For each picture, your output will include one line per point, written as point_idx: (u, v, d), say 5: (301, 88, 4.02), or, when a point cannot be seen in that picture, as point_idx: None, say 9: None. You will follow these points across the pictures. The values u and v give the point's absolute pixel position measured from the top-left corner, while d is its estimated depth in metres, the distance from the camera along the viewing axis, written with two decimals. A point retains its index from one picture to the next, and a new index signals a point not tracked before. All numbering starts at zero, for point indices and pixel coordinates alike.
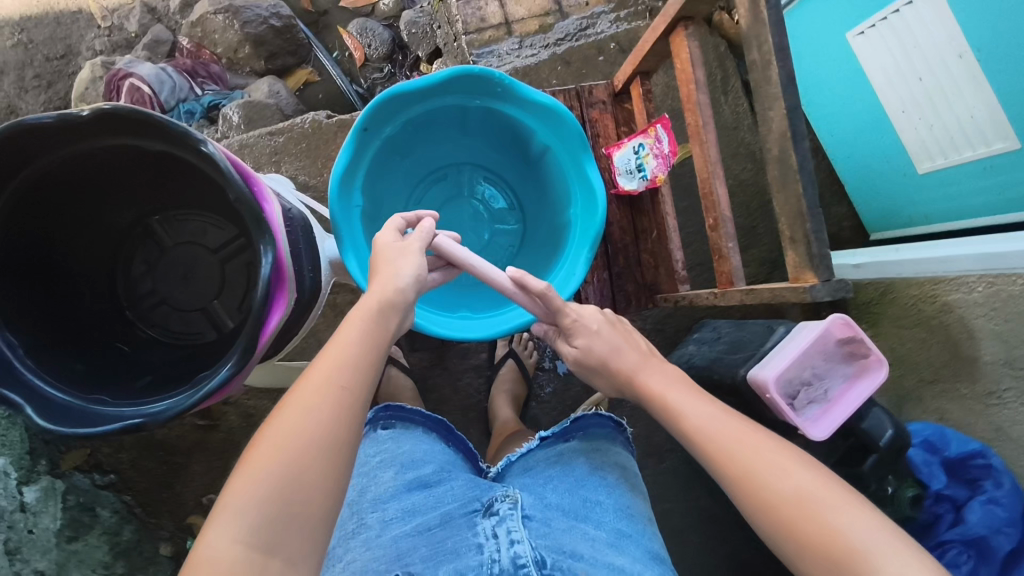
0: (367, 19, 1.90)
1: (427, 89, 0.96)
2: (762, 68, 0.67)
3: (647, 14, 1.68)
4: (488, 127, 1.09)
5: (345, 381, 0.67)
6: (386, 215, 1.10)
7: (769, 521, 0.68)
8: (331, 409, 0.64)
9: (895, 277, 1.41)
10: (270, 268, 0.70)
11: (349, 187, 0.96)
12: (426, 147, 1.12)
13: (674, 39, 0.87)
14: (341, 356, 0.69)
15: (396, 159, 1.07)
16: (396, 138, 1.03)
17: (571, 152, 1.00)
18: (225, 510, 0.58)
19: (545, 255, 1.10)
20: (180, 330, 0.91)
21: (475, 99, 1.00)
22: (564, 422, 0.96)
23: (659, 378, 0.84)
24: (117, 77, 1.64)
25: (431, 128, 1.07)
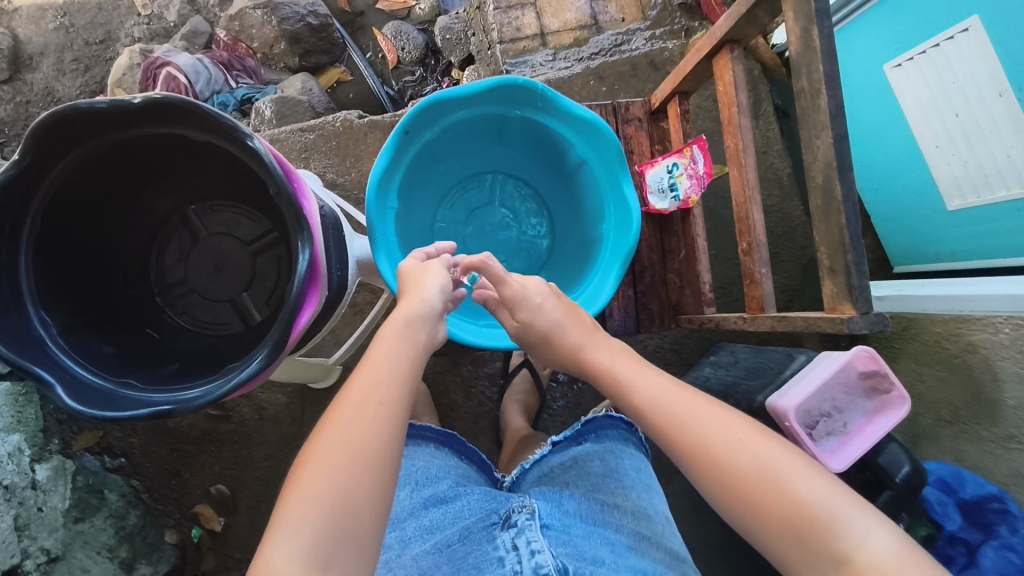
0: (403, 23, 1.92)
1: (469, 96, 0.96)
2: (812, 96, 0.66)
3: (682, 34, 1.69)
4: (526, 137, 1.09)
5: (385, 394, 0.68)
6: (418, 218, 1.11)
7: (724, 494, 0.66)
8: (373, 423, 0.65)
9: (918, 312, 1.40)
10: (308, 265, 0.70)
11: (386, 189, 0.97)
12: (462, 153, 1.13)
13: (718, 61, 0.87)
14: (380, 372, 0.70)
15: (432, 162, 1.08)
16: (434, 142, 1.04)
17: (608, 168, 1.00)
18: (281, 530, 0.58)
19: (574, 269, 1.11)
20: (207, 319, 0.91)
21: (515, 108, 1.00)
22: (575, 426, 0.97)
23: (607, 354, 0.84)
24: (155, 65, 1.66)
25: (469, 134, 1.08)
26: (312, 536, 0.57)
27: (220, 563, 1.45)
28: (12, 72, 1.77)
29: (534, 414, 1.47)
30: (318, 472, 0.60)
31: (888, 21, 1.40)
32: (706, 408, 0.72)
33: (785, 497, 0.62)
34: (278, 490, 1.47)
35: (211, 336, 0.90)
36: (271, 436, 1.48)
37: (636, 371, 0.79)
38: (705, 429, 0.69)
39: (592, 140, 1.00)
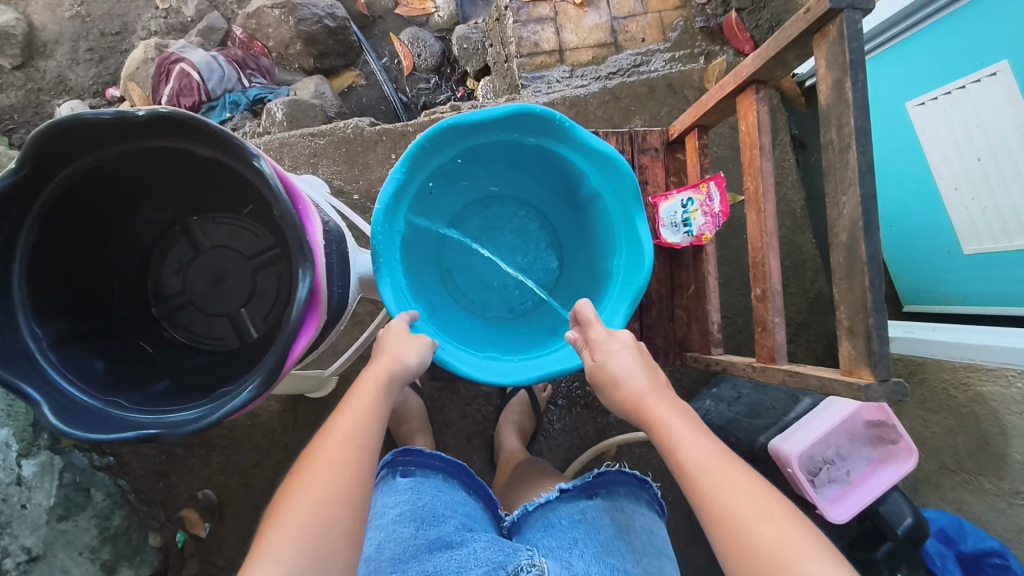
0: (420, 30, 1.91)
1: (484, 122, 0.95)
2: (841, 150, 0.64)
3: (702, 58, 1.67)
4: (540, 164, 1.07)
5: (364, 441, 0.68)
6: (424, 239, 1.10)
7: (740, 570, 0.61)
8: (350, 464, 0.65)
9: (927, 356, 1.37)
10: (307, 293, 0.68)
11: (394, 214, 0.96)
12: (474, 177, 1.11)
13: (742, 100, 0.85)
14: (359, 419, 0.71)
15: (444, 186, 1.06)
16: (446, 167, 1.03)
17: (622, 202, 0.99)
18: (258, 567, 0.56)
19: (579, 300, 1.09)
20: (204, 333, 0.90)
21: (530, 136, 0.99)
22: (588, 476, 0.95)
23: (663, 401, 0.75)
24: (168, 60, 1.64)
25: (483, 158, 1.06)
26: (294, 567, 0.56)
27: (203, 569, 1.42)
28: (24, 59, 1.76)
29: (529, 436, 1.44)
30: (298, 507, 0.60)
31: (913, 58, 1.37)
32: (722, 463, 0.67)
33: (790, 571, 0.58)
34: (266, 498, 1.45)
35: (207, 351, 0.88)
36: (261, 443, 1.46)
37: (674, 419, 0.73)
38: (718, 481, 0.66)
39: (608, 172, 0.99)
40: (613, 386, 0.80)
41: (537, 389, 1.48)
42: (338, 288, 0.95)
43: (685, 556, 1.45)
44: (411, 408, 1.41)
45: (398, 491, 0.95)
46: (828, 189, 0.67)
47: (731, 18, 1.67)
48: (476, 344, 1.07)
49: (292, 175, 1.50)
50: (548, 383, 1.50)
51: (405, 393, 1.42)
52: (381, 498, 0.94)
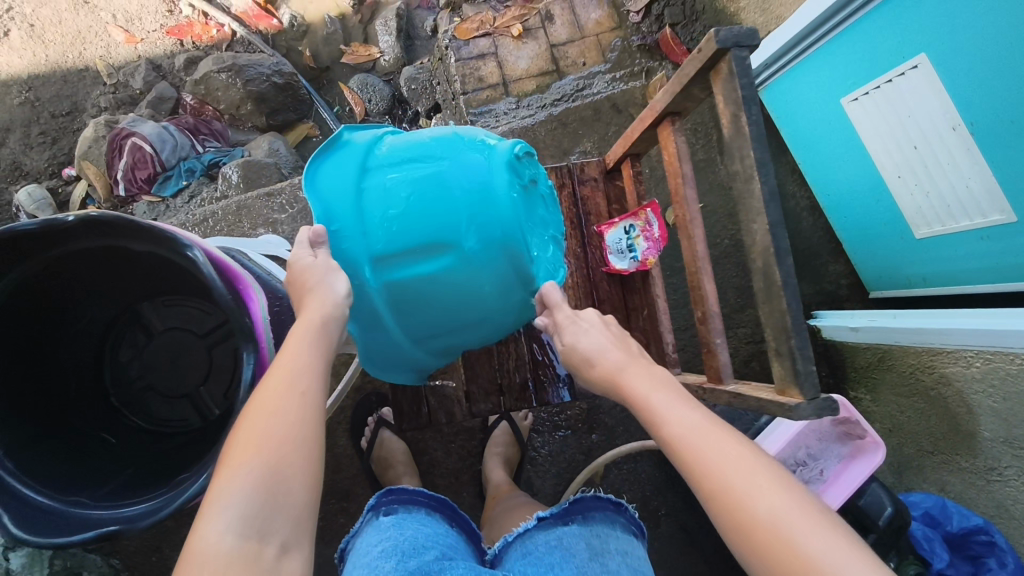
0: (368, 75, 1.94)
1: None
2: (746, 180, 0.67)
3: (643, 75, 1.71)
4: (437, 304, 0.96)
5: (309, 383, 0.67)
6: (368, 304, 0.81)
7: (738, 541, 0.61)
8: (297, 407, 0.65)
9: (891, 343, 1.41)
10: (253, 373, 0.71)
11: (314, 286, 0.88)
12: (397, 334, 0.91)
13: (661, 132, 0.88)
14: (298, 356, 0.68)
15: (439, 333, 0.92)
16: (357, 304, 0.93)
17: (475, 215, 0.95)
18: (210, 504, 0.58)
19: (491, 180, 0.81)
20: (165, 416, 0.91)
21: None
22: (564, 504, 0.97)
23: (645, 381, 0.76)
24: (120, 136, 1.65)
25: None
26: (243, 510, 0.58)
27: None
28: None
29: (515, 466, 1.45)
30: (239, 451, 0.61)
31: (841, 59, 1.41)
32: (713, 440, 0.66)
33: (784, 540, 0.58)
34: None
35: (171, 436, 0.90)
36: None
37: (662, 403, 0.72)
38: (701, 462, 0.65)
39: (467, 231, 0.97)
40: (586, 364, 0.83)
41: (518, 419, 1.49)
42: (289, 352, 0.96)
43: (684, 567, 1.49)
44: (395, 453, 1.42)
45: (382, 528, 0.95)
46: (742, 217, 0.70)
47: (665, 33, 1.71)
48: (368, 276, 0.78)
49: (254, 236, 1.52)
50: (528, 412, 1.52)
51: (387, 438, 1.43)
52: (367, 537, 0.94)
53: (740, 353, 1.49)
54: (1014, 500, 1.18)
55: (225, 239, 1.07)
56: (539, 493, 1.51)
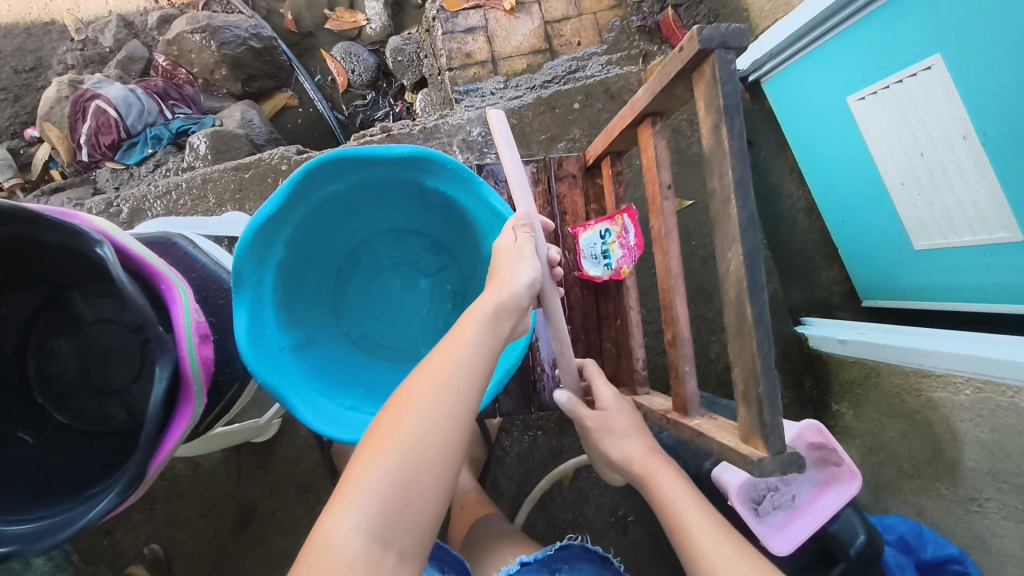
0: (352, 43, 1.84)
1: (418, 158, 0.82)
2: (723, 201, 0.59)
3: (640, 59, 1.60)
4: (362, 219, 0.99)
5: (462, 381, 0.64)
6: (303, 283, 0.94)
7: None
8: (447, 408, 0.62)
9: (880, 360, 1.36)
10: (166, 387, 0.65)
11: (268, 241, 0.82)
12: (325, 241, 0.96)
13: (641, 132, 0.80)
14: (459, 348, 0.66)
15: (298, 261, 0.91)
16: (316, 212, 0.88)
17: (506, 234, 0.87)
18: (343, 500, 0.57)
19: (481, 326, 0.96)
20: (93, 415, 0.84)
21: (469, 198, 0.86)
22: (549, 549, 0.95)
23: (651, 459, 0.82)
24: (83, 97, 1.55)
25: (357, 198, 0.92)
26: (375, 511, 0.56)
27: None
28: None
29: (481, 467, 1.41)
30: (376, 445, 0.59)
31: (850, 53, 1.31)
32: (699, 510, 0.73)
33: None
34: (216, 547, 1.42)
35: (102, 440, 0.84)
36: (206, 492, 1.42)
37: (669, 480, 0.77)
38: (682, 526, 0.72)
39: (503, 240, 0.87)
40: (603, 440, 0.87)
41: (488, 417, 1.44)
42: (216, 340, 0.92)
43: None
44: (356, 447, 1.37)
45: None
46: (716, 241, 0.62)
47: (667, 14, 1.60)
48: (332, 386, 0.87)
49: (218, 213, 1.44)
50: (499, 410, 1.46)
51: None
52: None
53: (722, 359, 1.43)
54: (992, 534, 1.11)
55: (157, 221, 1.03)
56: (505, 494, 1.46)
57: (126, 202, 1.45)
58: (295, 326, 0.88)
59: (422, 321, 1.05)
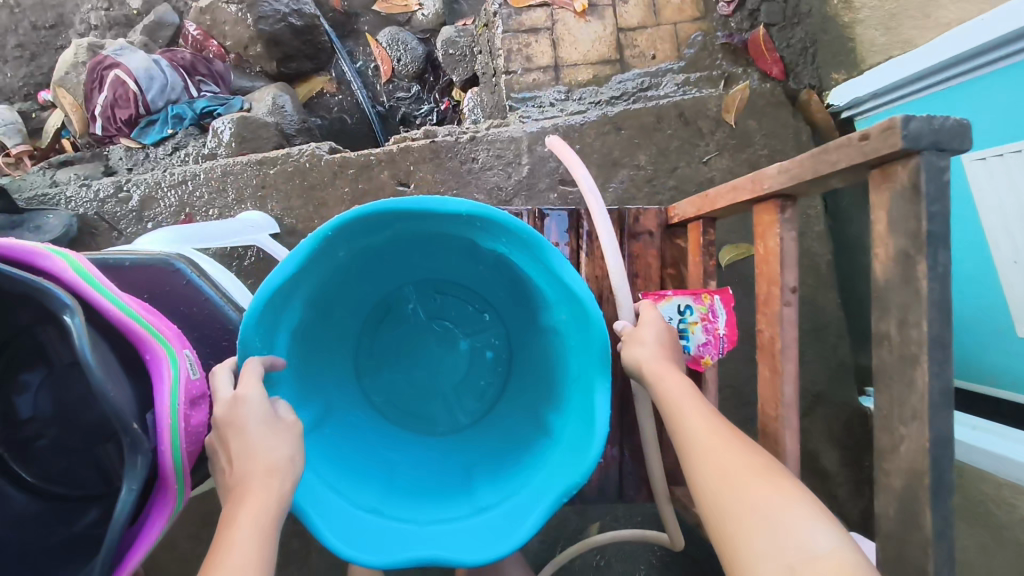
0: (401, 29, 1.68)
1: (477, 218, 0.64)
2: (902, 359, 0.45)
3: (721, 82, 1.41)
4: (397, 267, 0.82)
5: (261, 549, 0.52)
6: (323, 340, 0.79)
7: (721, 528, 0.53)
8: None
9: (963, 461, 1.19)
10: (134, 493, 0.52)
11: (281, 303, 0.65)
12: (352, 291, 0.81)
13: (759, 215, 0.64)
14: (247, 509, 0.54)
15: (317, 317, 0.76)
16: (343, 263, 0.71)
17: (577, 316, 0.66)
18: None
19: (533, 403, 0.79)
20: (62, 474, 0.70)
21: (535, 267, 0.67)
22: None
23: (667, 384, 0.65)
24: (102, 65, 1.40)
25: (395, 248, 0.75)
26: None
27: None
28: None
29: None
30: None
31: (975, 106, 1.09)
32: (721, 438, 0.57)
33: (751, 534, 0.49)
34: None
35: (83, 507, 0.70)
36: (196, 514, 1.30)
37: (676, 394, 0.63)
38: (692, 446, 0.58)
39: (577, 326, 0.66)
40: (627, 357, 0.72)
41: None
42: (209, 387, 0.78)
43: None
44: None
45: None
46: (875, 399, 0.48)
47: (757, 33, 1.42)
48: (351, 473, 0.70)
49: (236, 211, 1.30)
50: None
51: None
52: None
53: None
54: None
55: (159, 234, 0.92)
56: None
57: (137, 188, 1.31)
58: (311, 394, 0.73)
59: (460, 383, 0.90)
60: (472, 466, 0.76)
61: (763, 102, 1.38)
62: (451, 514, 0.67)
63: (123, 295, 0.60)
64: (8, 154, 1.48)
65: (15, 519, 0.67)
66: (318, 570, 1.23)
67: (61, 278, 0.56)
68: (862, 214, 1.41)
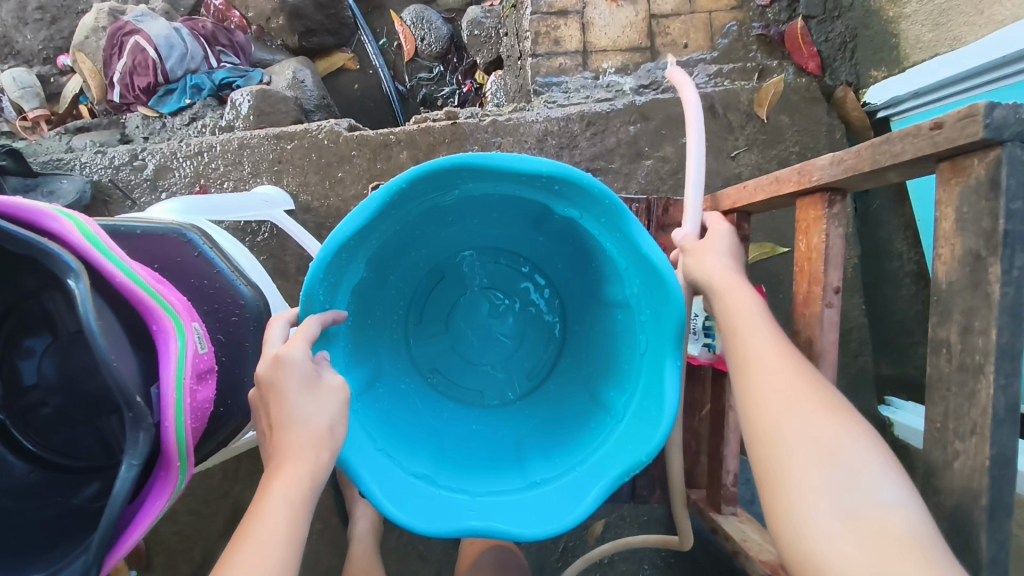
0: (426, 7, 1.64)
1: (556, 180, 0.60)
2: (964, 366, 0.46)
3: (755, 75, 1.36)
4: (454, 236, 0.76)
5: (289, 522, 0.52)
6: (375, 308, 0.73)
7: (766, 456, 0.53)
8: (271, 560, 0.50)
9: None
10: (137, 469, 0.50)
11: (343, 263, 0.61)
12: (407, 259, 0.75)
13: (803, 208, 0.62)
14: (285, 483, 0.54)
15: (373, 282, 0.70)
16: (408, 224, 0.66)
17: (648, 287, 0.62)
18: None
19: (588, 379, 0.74)
20: (62, 444, 0.68)
21: (610, 235, 0.63)
22: None
23: (739, 304, 0.62)
24: (122, 31, 1.38)
25: (463, 213, 0.69)
26: None
27: None
28: None
29: None
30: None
31: None
32: (789, 372, 0.56)
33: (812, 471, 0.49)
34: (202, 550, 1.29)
35: (85, 479, 0.68)
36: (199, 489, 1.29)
37: (747, 309, 0.61)
38: (762, 373, 0.57)
39: (652, 298, 0.62)
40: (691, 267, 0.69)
41: None
42: (219, 362, 0.75)
43: None
44: None
45: None
46: None
47: (795, 26, 1.36)
48: (401, 444, 0.66)
49: (252, 185, 1.27)
50: None
51: None
52: None
53: None
54: None
55: (172, 203, 0.90)
56: None
57: (152, 157, 1.29)
58: (362, 360, 0.69)
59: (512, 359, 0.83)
60: (522, 436, 0.72)
61: (798, 97, 1.33)
62: (505, 486, 0.64)
63: (132, 262, 0.57)
64: (24, 117, 1.47)
65: (26, 487, 0.66)
66: (318, 551, 1.21)
67: (66, 240, 0.53)
68: (894, 218, 1.36)
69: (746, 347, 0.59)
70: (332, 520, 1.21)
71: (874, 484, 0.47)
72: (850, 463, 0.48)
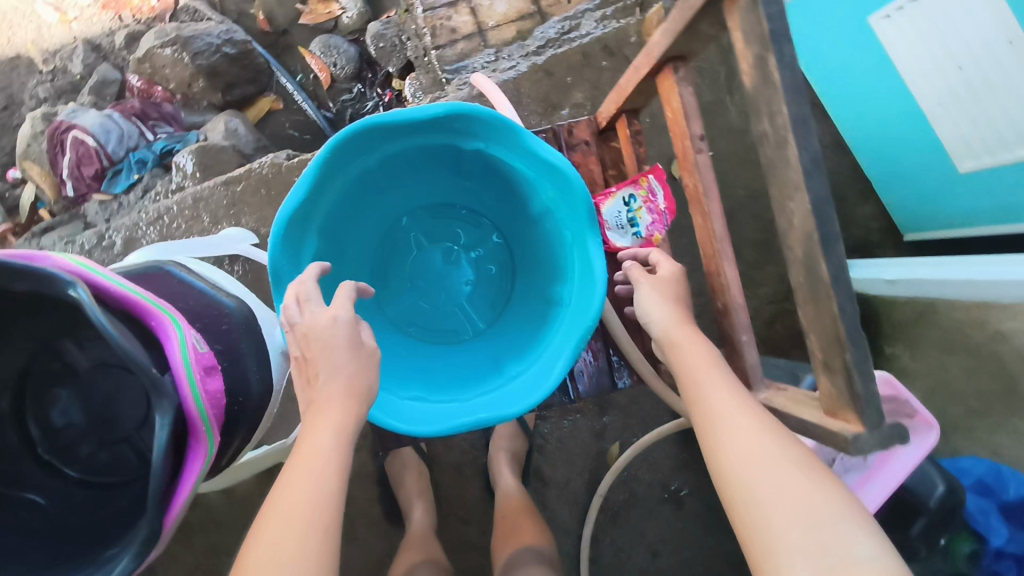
0: (331, 36, 1.75)
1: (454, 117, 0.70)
2: (777, 145, 0.55)
3: (636, 10, 1.49)
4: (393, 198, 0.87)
5: (331, 456, 0.58)
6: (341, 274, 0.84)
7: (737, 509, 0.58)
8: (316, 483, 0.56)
9: (935, 297, 1.28)
10: (170, 431, 0.59)
11: (299, 234, 0.71)
12: (356, 228, 0.85)
13: (660, 82, 0.72)
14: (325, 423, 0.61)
15: (331, 253, 0.81)
16: (344, 194, 0.77)
17: (556, 184, 0.72)
18: None
19: (539, 285, 0.86)
20: (105, 465, 0.78)
21: (514, 152, 0.73)
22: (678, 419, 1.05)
23: (700, 365, 0.69)
24: (59, 130, 1.49)
25: (390, 174, 0.80)
26: None
27: None
28: None
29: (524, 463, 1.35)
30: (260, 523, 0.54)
31: None
32: (751, 426, 0.61)
33: (778, 524, 0.53)
34: None
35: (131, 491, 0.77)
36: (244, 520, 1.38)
37: (706, 368, 0.68)
38: (727, 432, 0.62)
39: (563, 192, 0.72)
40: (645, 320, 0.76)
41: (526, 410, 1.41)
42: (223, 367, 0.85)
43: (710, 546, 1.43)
44: (406, 465, 1.31)
45: None
46: (770, 188, 0.58)
47: None
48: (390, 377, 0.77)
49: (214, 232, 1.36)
50: None
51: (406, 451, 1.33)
52: None
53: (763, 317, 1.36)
54: None
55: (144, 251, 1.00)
56: (550, 482, 1.42)
57: (117, 233, 1.39)
58: None
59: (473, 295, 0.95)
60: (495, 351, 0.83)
61: None
62: (486, 388, 0.75)
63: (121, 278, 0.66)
64: None
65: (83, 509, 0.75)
66: (370, 541, 1.34)
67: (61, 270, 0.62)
68: None
69: (714, 413, 0.63)
70: (374, 511, 1.35)
71: (841, 533, 0.51)
72: (811, 510, 0.53)
